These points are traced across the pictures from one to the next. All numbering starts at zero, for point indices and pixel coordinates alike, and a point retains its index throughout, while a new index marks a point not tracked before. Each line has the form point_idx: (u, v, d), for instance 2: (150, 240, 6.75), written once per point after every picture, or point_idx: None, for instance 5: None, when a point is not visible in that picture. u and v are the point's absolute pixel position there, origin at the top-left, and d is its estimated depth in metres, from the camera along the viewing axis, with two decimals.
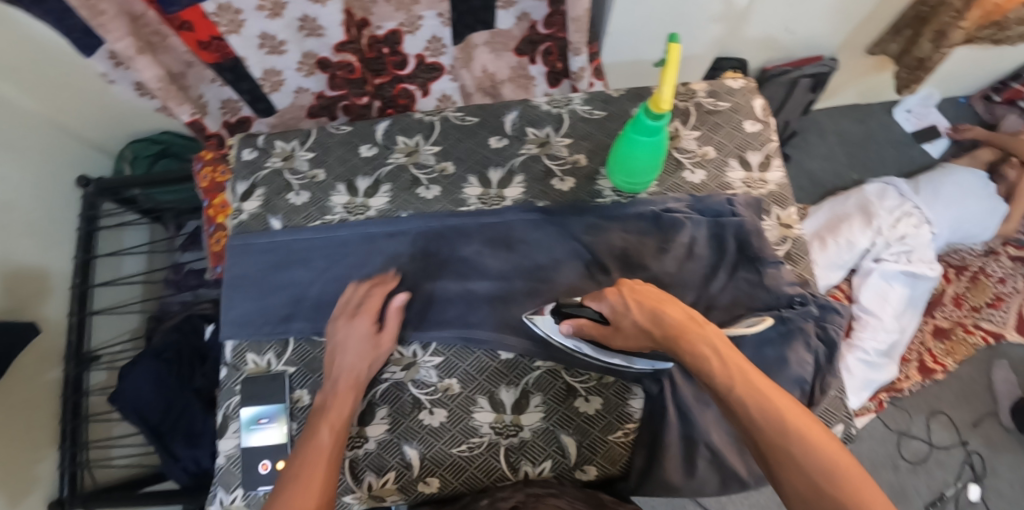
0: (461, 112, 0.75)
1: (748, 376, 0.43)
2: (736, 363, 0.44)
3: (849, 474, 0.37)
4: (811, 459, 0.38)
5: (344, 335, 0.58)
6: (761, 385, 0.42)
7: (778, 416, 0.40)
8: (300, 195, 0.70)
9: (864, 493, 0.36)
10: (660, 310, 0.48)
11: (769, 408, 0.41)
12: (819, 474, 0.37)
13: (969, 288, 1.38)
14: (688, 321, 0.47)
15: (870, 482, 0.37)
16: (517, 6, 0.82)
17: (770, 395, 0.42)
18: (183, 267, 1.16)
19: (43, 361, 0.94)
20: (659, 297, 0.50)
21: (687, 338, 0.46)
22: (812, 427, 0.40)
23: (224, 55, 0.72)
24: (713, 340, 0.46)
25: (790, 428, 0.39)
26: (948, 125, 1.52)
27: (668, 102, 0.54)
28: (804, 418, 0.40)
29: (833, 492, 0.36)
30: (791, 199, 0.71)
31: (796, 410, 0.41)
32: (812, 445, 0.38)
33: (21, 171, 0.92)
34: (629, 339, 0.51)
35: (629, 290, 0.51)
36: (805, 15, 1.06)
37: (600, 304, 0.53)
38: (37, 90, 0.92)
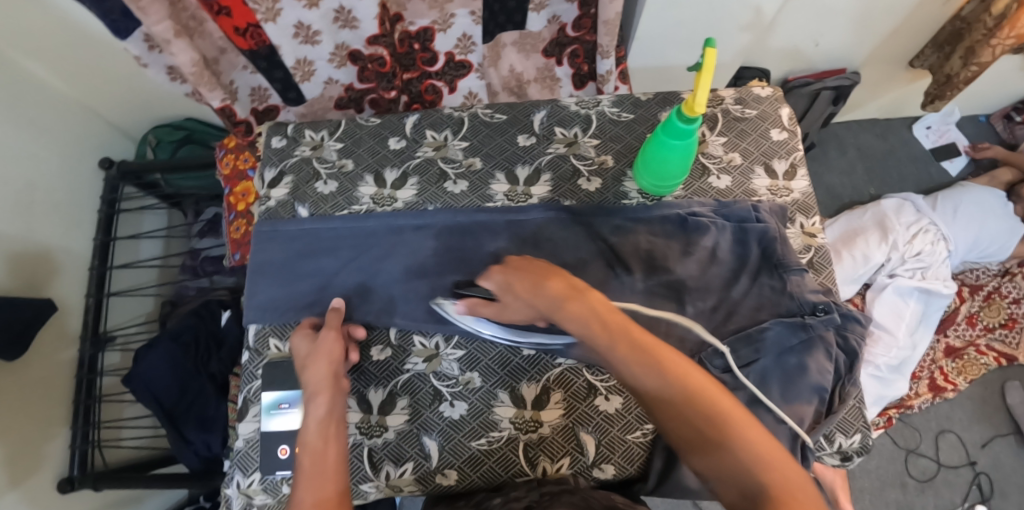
0: (490, 109, 0.75)
1: (629, 334, 0.43)
2: (616, 324, 0.44)
3: (731, 415, 0.37)
4: (691, 408, 0.38)
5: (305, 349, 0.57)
6: (641, 342, 0.43)
7: (657, 369, 0.40)
8: (328, 184, 0.71)
9: (740, 429, 0.36)
10: (542, 284, 0.49)
11: (648, 362, 0.41)
12: (699, 418, 0.37)
13: (982, 308, 1.38)
14: (570, 293, 0.47)
15: (752, 418, 0.37)
16: (549, 8, 0.83)
17: (650, 350, 0.42)
18: (200, 253, 1.17)
19: (60, 340, 0.95)
20: (543, 270, 0.51)
21: (567, 308, 0.47)
22: (691, 373, 0.40)
23: (259, 42, 0.72)
24: (593, 305, 0.46)
25: (670, 378, 0.40)
26: (967, 143, 1.52)
27: (702, 106, 0.54)
28: (685, 368, 0.40)
29: (715, 434, 0.37)
30: (815, 208, 0.71)
31: (676, 359, 0.41)
32: (689, 393, 0.39)
33: (47, 148, 0.94)
34: (521, 313, 0.52)
35: (512, 267, 0.53)
36: (831, 27, 1.06)
37: (489, 283, 0.54)
38: (64, 70, 0.93)
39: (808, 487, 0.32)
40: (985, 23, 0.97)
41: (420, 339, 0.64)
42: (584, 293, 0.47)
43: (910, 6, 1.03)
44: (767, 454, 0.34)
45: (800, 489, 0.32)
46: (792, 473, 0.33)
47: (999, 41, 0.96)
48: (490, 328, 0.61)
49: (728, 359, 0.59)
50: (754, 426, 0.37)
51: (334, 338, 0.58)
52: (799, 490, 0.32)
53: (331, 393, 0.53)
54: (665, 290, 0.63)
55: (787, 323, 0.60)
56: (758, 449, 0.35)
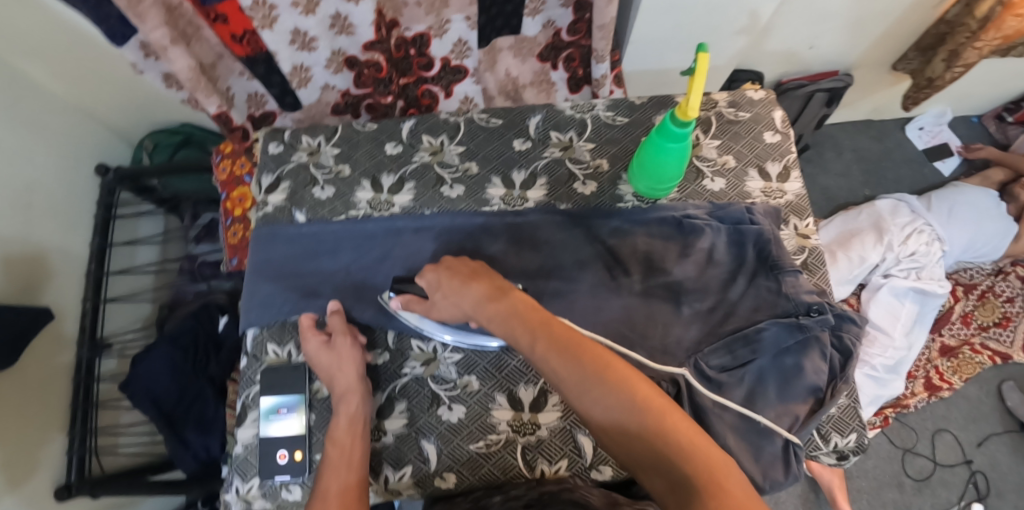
0: (487, 114, 0.76)
1: (550, 330, 0.44)
2: (538, 320, 0.46)
3: (652, 404, 0.38)
4: (609, 399, 0.39)
5: (316, 354, 0.61)
6: (561, 337, 0.43)
7: (575, 364, 0.41)
8: (325, 189, 0.72)
9: (656, 416, 0.37)
10: (469, 285, 0.52)
11: (567, 357, 0.42)
12: (620, 411, 0.38)
13: (977, 307, 1.38)
14: (496, 295, 0.49)
15: (671, 404, 0.39)
16: (544, 13, 0.85)
17: (570, 344, 0.43)
18: (197, 258, 1.17)
19: (55, 344, 0.94)
20: (472, 272, 0.54)
21: (492, 310, 0.49)
22: (612, 364, 0.41)
23: (257, 49, 0.74)
24: (517, 305, 0.48)
25: (591, 372, 0.40)
26: (960, 144, 1.53)
27: (695, 110, 0.55)
28: (602, 359, 0.41)
29: (632, 424, 0.38)
30: (809, 210, 0.71)
31: (596, 351, 0.42)
32: (605, 385, 0.39)
33: (45, 153, 0.94)
34: (454, 313, 0.55)
35: (445, 266, 0.56)
36: (824, 29, 1.07)
37: (421, 281, 0.57)
38: (63, 74, 0.94)
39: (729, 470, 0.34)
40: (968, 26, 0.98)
41: (417, 344, 0.65)
42: (510, 295, 0.49)
43: (900, 9, 1.04)
44: (686, 439, 0.36)
45: (718, 471, 0.34)
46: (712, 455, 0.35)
47: (983, 43, 0.98)
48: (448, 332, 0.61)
49: (724, 359, 0.59)
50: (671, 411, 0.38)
51: (353, 347, 0.61)
52: (717, 473, 0.34)
53: (362, 394, 0.59)
54: (661, 292, 0.64)
55: (784, 324, 0.60)
56: (679, 437, 0.36)
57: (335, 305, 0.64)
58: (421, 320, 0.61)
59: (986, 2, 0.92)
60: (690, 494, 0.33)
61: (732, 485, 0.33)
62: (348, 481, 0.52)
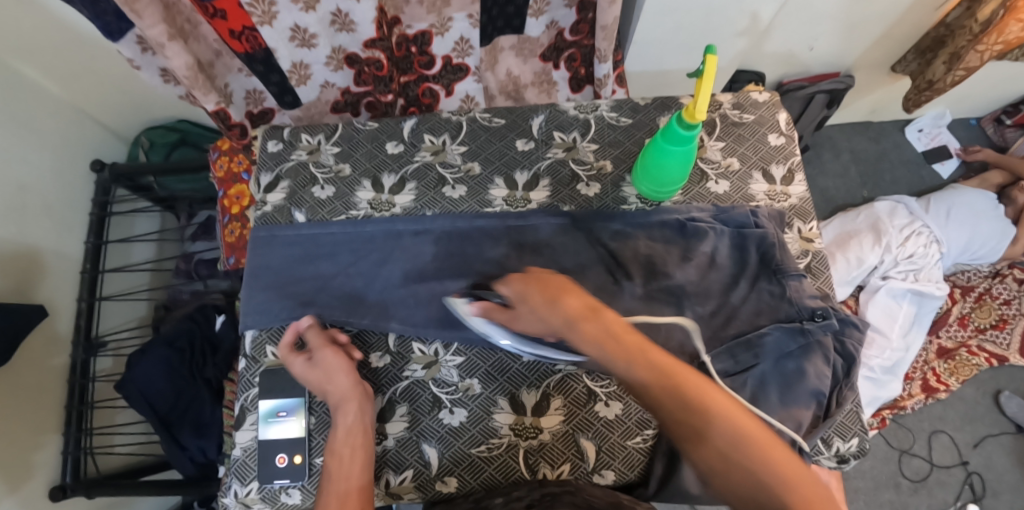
0: (489, 113, 0.75)
1: (645, 353, 0.42)
2: (631, 340, 0.43)
3: (755, 439, 0.37)
4: (713, 429, 0.37)
5: (304, 369, 0.59)
6: (657, 361, 0.41)
7: (679, 391, 0.39)
8: (325, 189, 0.71)
9: (760, 446, 0.36)
10: (558, 301, 0.47)
11: (666, 383, 0.40)
12: (721, 441, 0.37)
13: (974, 309, 1.38)
14: (585, 311, 0.46)
15: (776, 440, 0.37)
16: (548, 14, 0.84)
17: (667, 370, 0.41)
18: (194, 257, 1.15)
19: (50, 345, 0.93)
20: (558, 285, 0.49)
21: (583, 326, 0.45)
22: (710, 395, 0.39)
23: (255, 45, 0.71)
24: (610, 324, 0.44)
25: (692, 403, 0.39)
26: (959, 146, 1.53)
27: (703, 112, 0.54)
28: (704, 386, 0.40)
29: (735, 454, 0.36)
30: (812, 213, 0.71)
31: (694, 379, 0.40)
32: (710, 413, 0.38)
33: (39, 152, 0.93)
34: (532, 326, 0.51)
35: (532, 278, 0.51)
36: (826, 31, 1.07)
37: (506, 289, 0.53)
38: (56, 72, 0.92)
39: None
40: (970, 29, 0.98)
41: (418, 347, 0.64)
42: (599, 313, 0.46)
43: (901, 11, 1.04)
44: (790, 474, 0.34)
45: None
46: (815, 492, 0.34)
47: (985, 47, 0.96)
48: (506, 337, 0.57)
49: (727, 363, 0.59)
50: (773, 444, 0.36)
51: (336, 357, 0.59)
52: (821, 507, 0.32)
53: (361, 400, 0.58)
54: (664, 295, 0.63)
55: (786, 328, 0.60)
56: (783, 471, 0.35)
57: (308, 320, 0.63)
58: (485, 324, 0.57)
59: (988, 5, 0.93)
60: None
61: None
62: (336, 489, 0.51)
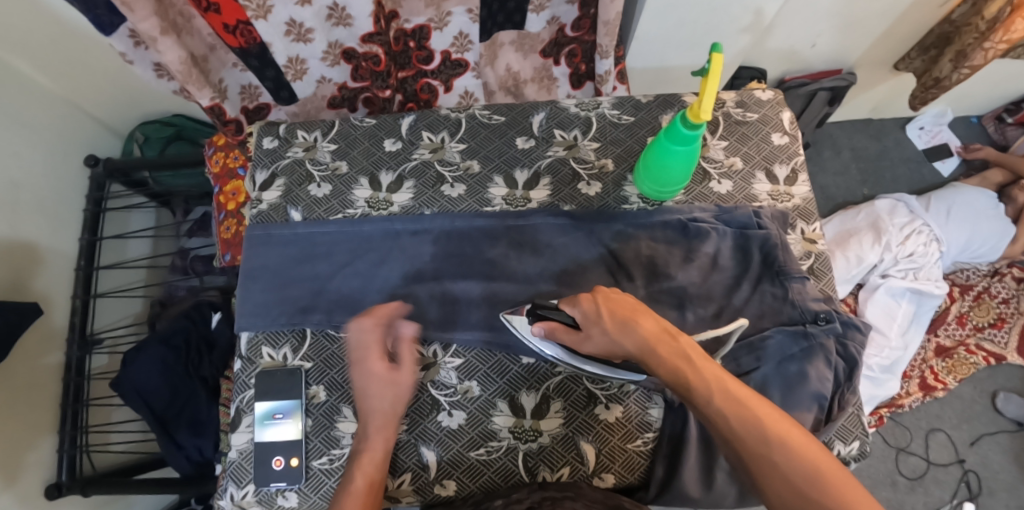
0: (489, 110, 0.74)
1: (724, 382, 0.42)
2: (708, 370, 0.43)
3: (838, 482, 0.35)
4: (792, 464, 0.36)
5: (361, 379, 0.56)
6: (737, 391, 0.41)
7: (756, 423, 0.39)
8: (321, 187, 0.69)
9: (839, 485, 0.35)
10: (632, 322, 0.47)
11: (745, 414, 0.39)
12: (802, 480, 0.36)
13: (973, 307, 1.38)
14: (661, 334, 0.46)
15: (863, 490, 0.35)
16: (549, 10, 0.82)
17: (747, 401, 0.40)
18: (189, 253, 1.14)
19: (44, 343, 0.92)
20: (634, 306, 0.49)
21: (658, 350, 0.45)
22: (793, 432, 0.38)
23: (250, 40, 0.69)
24: (686, 350, 0.44)
25: (772, 437, 0.38)
26: (960, 144, 1.52)
27: (707, 112, 0.53)
28: (780, 421, 0.39)
29: (813, 492, 0.35)
30: (816, 214, 0.70)
31: (775, 416, 0.39)
32: (788, 447, 0.37)
33: (31, 147, 0.91)
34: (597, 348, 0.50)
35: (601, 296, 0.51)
36: (829, 28, 1.05)
37: (573, 309, 0.51)
38: (49, 66, 0.90)
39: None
40: (977, 27, 0.97)
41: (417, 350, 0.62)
42: (676, 338, 0.45)
43: (906, 8, 1.03)
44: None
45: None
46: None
47: (993, 45, 0.96)
48: (552, 349, 0.57)
49: (729, 366, 0.58)
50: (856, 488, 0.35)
51: (412, 374, 0.58)
52: None
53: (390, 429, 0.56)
54: (666, 297, 0.62)
55: (789, 331, 0.59)
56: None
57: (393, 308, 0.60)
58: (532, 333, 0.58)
59: (995, 2, 0.91)
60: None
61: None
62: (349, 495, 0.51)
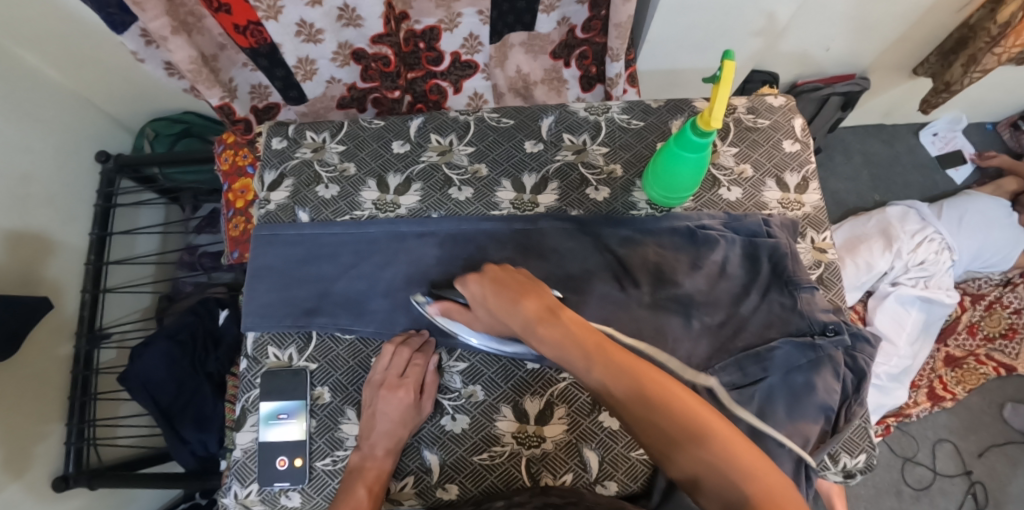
0: (498, 113, 0.74)
1: (605, 350, 0.41)
2: (590, 340, 0.42)
3: (715, 432, 0.36)
4: (672, 421, 0.37)
5: (385, 404, 0.58)
6: (616, 356, 0.41)
7: (636, 387, 0.39)
8: (329, 188, 0.69)
9: (719, 436, 0.35)
10: (519, 304, 0.47)
11: (624, 379, 0.39)
12: (679, 433, 0.36)
13: (984, 317, 1.36)
14: (543, 312, 0.46)
15: (741, 439, 0.36)
16: (559, 10, 0.81)
17: (625, 365, 0.40)
18: (198, 250, 1.15)
19: (55, 335, 0.93)
20: (522, 287, 0.49)
21: (539, 327, 0.45)
22: (674, 391, 0.38)
23: (260, 40, 0.69)
24: (567, 322, 0.44)
25: (654, 397, 0.38)
26: (974, 151, 1.50)
27: (718, 120, 0.53)
28: (662, 380, 0.39)
29: (694, 446, 0.35)
30: (827, 223, 0.69)
31: (652, 373, 0.40)
32: (668, 405, 0.37)
33: (42, 141, 0.92)
34: (501, 327, 0.52)
35: (489, 279, 0.51)
36: (842, 32, 1.04)
37: (466, 293, 0.53)
38: (58, 60, 0.91)
39: (794, 499, 0.32)
40: (989, 31, 0.95)
41: (444, 358, 0.63)
42: (558, 314, 0.45)
43: (920, 12, 1.02)
44: (743, 459, 0.34)
45: (781, 497, 0.32)
46: (775, 483, 0.33)
47: (1004, 50, 0.94)
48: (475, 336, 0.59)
49: (734, 376, 0.58)
50: (735, 438, 0.36)
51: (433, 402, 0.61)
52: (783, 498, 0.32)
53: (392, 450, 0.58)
54: (671, 304, 0.62)
55: (797, 343, 0.59)
56: (739, 460, 0.34)
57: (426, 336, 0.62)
58: (453, 323, 0.59)
59: (1008, 7, 0.90)
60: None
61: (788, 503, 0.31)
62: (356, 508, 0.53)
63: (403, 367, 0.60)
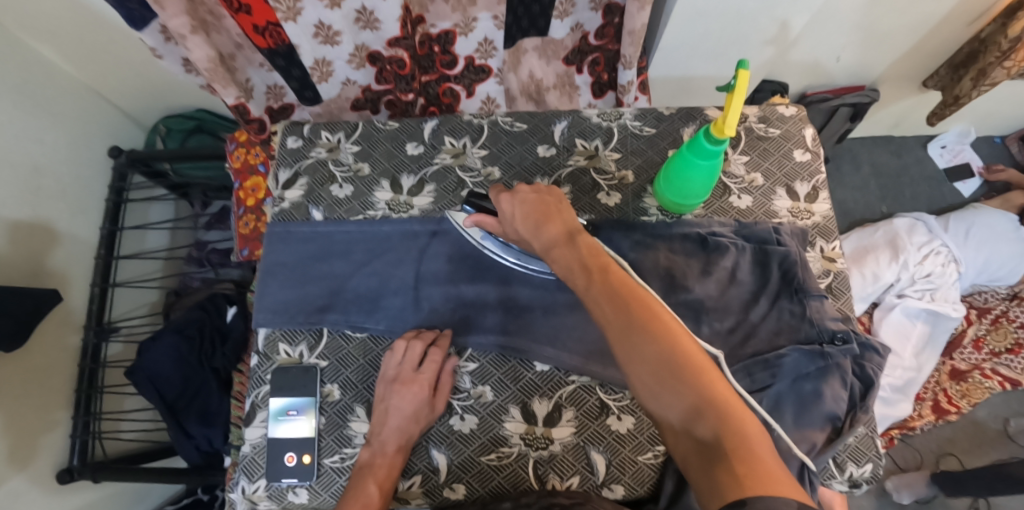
0: (511, 117, 0.74)
1: (608, 277, 0.42)
2: (595, 265, 0.43)
3: (699, 369, 0.36)
4: (653, 351, 0.36)
5: (399, 400, 0.59)
6: (616, 281, 0.41)
7: (625, 314, 0.39)
8: (343, 187, 0.70)
9: (700, 375, 0.36)
10: (541, 225, 0.49)
11: (619, 304, 0.39)
12: (656, 363, 0.36)
13: (989, 331, 1.36)
14: (561, 236, 0.47)
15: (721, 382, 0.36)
16: (573, 16, 0.82)
17: (623, 290, 0.40)
18: (207, 246, 1.18)
19: (62, 327, 0.93)
20: (546, 209, 0.50)
21: (556, 248, 0.47)
22: (665, 322, 0.38)
23: (278, 41, 0.71)
24: (581, 248, 0.46)
25: (642, 325, 0.37)
26: (982, 164, 1.50)
27: (731, 129, 0.53)
28: (654, 310, 0.39)
29: (671, 380, 0.36)
30: (836, 232, 0.70)
31: (647, 301, 0.40)
32: (654, 334, 0.37)
33: (55, 134, 0.93)
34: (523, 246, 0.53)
35: (520, 199, 0.51)
36: (853, 43, 1.04)
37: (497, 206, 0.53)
38: (75, 56, 0.92)
39: (762, 446, 0.33)
40: (1000, 46, 0.96)
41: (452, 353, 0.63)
42: (575, 239, 0.47)
43: (931, 24, 1.02)
44: (719, 397, 0.35)
45: (755, 447, 0.33)
46: (751, 432, 0.34)
47: (1014, 64, 0.95)
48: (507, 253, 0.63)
49: (743, 382, 0.58)
50: (714, 377, 0.36)
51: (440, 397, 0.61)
52: (755, 447, 0.33)
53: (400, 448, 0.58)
54: (681, 309, 0.62)
55: (806, 351, 0.59)
56: (720, 403, 0.35)
57: (446, 333, 0.63)
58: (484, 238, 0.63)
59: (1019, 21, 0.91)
60: (724, 467, 0.32)
61: (758, 449, 0.33)
62: (367, 504, 0.54)
63: (417, 361, 0.60)
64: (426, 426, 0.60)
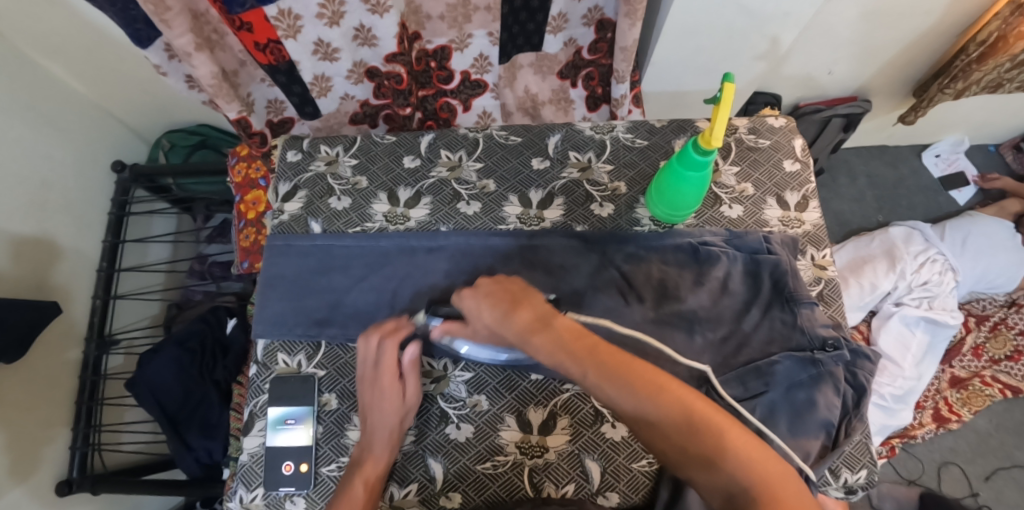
0: (506, 131, 0.76)
1: (597, 352, 0.43)
2: (580, 342, 0.44)
3: (711, 422, 0.39)
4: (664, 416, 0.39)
5: (371, 397, 0.59)
6: (604, 356, 0.43)
7: (627, 388, 0.41)
8: (341, 200, 0.72)
9: (715, 430, 0.38)
10: (511, 312, 0.49)
11: (616, 377, 0.41)
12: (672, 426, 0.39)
13: (988, 339, 1.36)
14: (535, 323, 0.47)
15: (737, 428, 0.39)
16: (566, 32, 0.85)
17: (614, 363, 0.42)
18: (208, 259, 1.19)
19: (65, 339, 0.95)
20: (513, 297, 0.50)
21: (533, 336, 0.46)
22: (667, 386, 0.41)
23: (279, 57, 0.73)
24: (559, 328, 0.46)
25: (644, 391, 0.40)
26: (977, 173, 1.51)
27: (718, 140, 0.55)
28: (653, 378, 0.41)
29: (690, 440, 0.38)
30: (827, 240, 0.71)
31: (641, 369, 0.42)
32: (660, 402, 0.40)
33: (61, 149, 0.95)
34: (495, 338, 0.52)
35: (483, 292, 0.52)
36: (844, 56, 1.06)
37: (459, 304, 0.54)
38: (82, 74, 0.94)
39: (791, 484, 0.35)
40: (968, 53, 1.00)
41: (428, 362, 0.65)
42: (550, 321, 0.47)
43: (917, 34, 1.03)
44: (739, 448, 0.37)
45: (783, 488, 0.35)
46: (777, 473, 0.36)
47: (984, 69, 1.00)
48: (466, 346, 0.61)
49: (736, 390, 0.59)
50: (729, 426, 0.39)
51: (418, 389, 0.61)
52: (783, 487, 0.35)
53: (389, 444, 0.58)
54: (673, 319, 0.63)
55: (797, 358, 0.60)
56: (739, 452, 0.37)
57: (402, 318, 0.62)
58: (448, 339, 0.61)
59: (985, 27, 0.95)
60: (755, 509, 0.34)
61: (788, 491, 0.35)
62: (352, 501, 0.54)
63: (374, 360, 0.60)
64: (410, 418, 0.61)
